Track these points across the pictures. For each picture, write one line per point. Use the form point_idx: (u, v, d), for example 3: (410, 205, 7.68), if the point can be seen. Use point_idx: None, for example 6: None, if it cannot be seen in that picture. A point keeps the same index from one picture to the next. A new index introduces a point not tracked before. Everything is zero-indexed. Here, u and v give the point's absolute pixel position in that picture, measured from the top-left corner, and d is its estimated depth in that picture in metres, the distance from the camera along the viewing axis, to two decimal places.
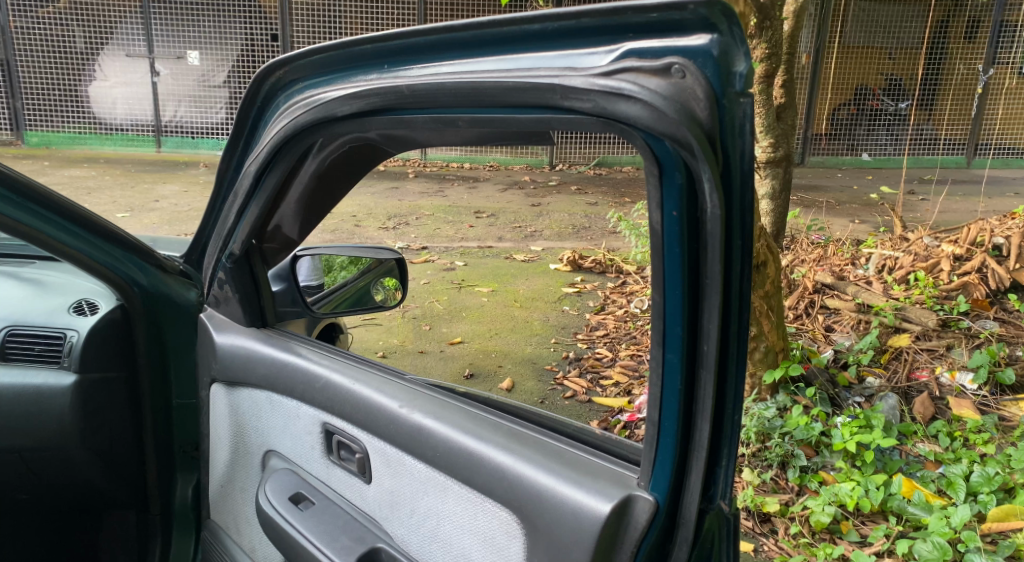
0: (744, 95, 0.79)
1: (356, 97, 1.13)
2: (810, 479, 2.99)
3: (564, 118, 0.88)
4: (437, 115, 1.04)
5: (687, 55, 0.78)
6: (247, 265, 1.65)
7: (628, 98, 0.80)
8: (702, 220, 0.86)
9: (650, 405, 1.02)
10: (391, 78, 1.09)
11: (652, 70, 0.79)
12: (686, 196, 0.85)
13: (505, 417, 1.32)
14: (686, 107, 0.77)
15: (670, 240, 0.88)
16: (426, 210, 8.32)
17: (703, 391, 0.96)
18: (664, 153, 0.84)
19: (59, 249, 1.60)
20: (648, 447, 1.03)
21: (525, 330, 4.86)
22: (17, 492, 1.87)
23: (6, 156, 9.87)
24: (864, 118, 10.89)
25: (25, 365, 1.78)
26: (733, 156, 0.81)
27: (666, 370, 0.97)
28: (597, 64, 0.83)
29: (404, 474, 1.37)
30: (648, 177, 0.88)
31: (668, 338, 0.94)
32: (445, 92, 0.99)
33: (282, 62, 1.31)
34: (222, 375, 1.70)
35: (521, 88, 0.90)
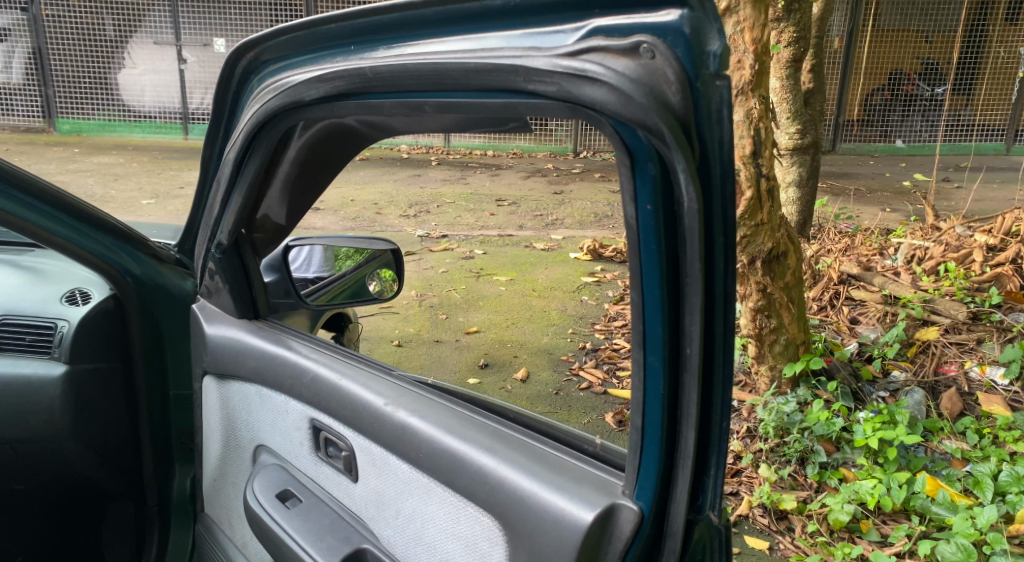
0: (720, 77, 0.72)
1: (323, 80, 1.08)
2: (830, 476, 2.92)
3: (531, 103, 0.82)
4: (404, 100, 0.98)
5: (656, 33, 0.71)
6: (236, 255, 1.61)
7: (594, 81, 0.73)
8: (680, 214, 0.79)
9: (634, 410, 0.95)
10: (357, 60, 1.03)
11: (620, 50, 0.72)
12: (661, 189, 0.78)
13: (491, 416, 1.27)
14: (658, 91, 0.70)
15: (647, 237, 0.81)
16: (447, 197, 8.28)
17: (689, 397, 0.88)
18: (636, 143, 0.77)
19: (43, 237, 1.59)
20: (631, 454, 0.97)
21: (543, 320, 4.79)
22: (13, 482, 1.82)
23: (39, 143, 10.03)
24: (898, 103, 10.61)
25: (16, 354, 1.76)
26: (711, 145, 0.74)
27: (649, 374, 0.89)
28: (563, 43, 0.76)
29: (388, 474, 1.33)
30: (620, 169, 0.81)
31: (649, 340, 0.87)
32: (409, 75, 0.93)
33: (255, 42, 1.26)
34: (213, 367, 1.67)
35: (483, 71, 0.84)
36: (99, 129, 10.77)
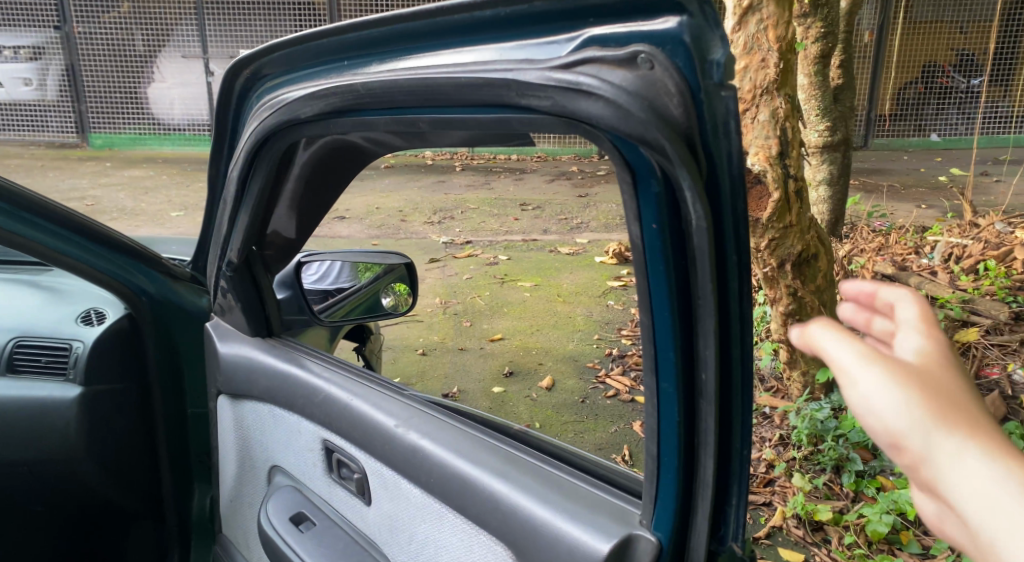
0: (725, 87, 0.68)
1: (317, 97, 1.06)
2: (867, 484, 2.82)
3: (525, 117, 0.80)
4: (398, 115, 0.96)
5: (655, 42, 0.68)
6: (248, 273, 1.59)
7: (588, 94, 0.70)
8: (687, 232, 0.75)
9: (648, 436, 0.90)
10: (350, 76, 1.01)
11: (616, 61, 0.69)
12: (667, 206, 0.74)
13: (504, 439, 1.22)
14: (657, 104, 0.67)
15: (653, 255, 0.77)
16: (472, 203, 8.27)
17: (705, 424, 0.83)
18: (637, 159, 0.73)
19: (54, 258, 1.58)
20: (648, 482, 0.91)
21: (568, 326, 4.71)
22: (32, 504, 1.81)
23: (73, 158, 10.25)
24: (932, 97, 10.34)
25: (32, 377, 1.75)
26: (719, 159, 0.70)
27: (663, 400, 0.84)
28: (558, 54, 0.73)
29: (400, 498, 1.29)
30: (622, 185, 0.77)
31: (661, 365, 0.82)
32: (402, 91, 0.90)
33: (251, 59, 1.24)
34: (227, 387, 1.66)
35: (476, 85, 0.81)
36: (130, 143, 10.95)
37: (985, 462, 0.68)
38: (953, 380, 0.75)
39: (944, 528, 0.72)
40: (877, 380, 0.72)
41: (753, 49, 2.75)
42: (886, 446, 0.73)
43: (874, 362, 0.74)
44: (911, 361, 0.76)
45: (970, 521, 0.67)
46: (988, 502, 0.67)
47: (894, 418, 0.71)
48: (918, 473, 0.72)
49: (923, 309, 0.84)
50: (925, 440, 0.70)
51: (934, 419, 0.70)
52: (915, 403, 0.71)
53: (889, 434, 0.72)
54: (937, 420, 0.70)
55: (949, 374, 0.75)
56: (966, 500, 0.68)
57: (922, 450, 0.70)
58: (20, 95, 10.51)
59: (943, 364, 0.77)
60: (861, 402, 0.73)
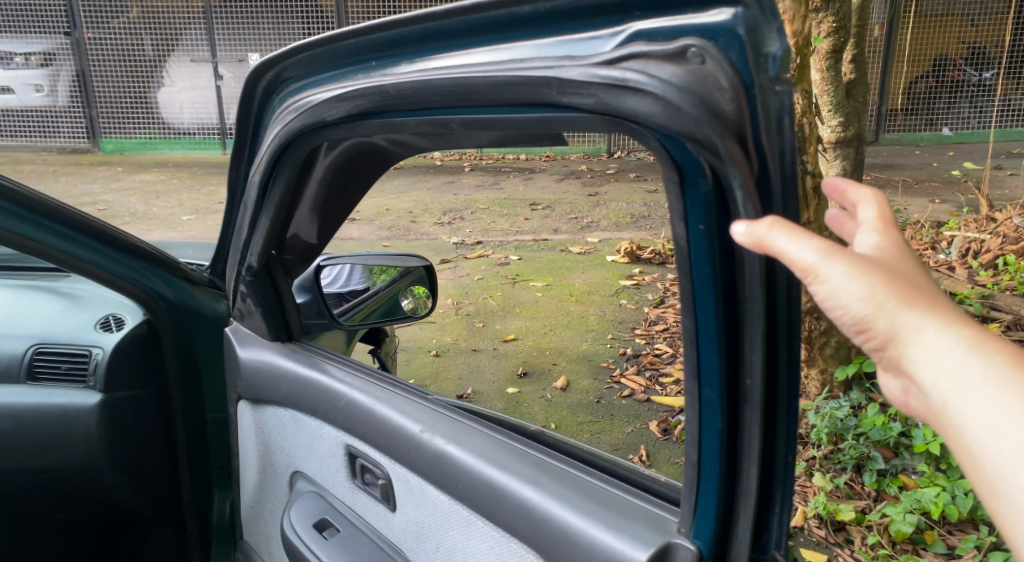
0: (780, 81, 0.67)
1: (344, 99, 1.04)
2: (889, 483, 2.79)
3: (566, 116, 0.78)
4: (428, 117, 0.94)
5: (707, 35, 0.65)
6: (268, 277, 1.58)
7: (636, 91, 0.68)
8: (736, 232, 0.73)
9: (688, 442, 0.87)
10: (378, 77, 0.99)
11: (664, 56, 0.67)
12: (715, 205, 0.72)
13: (532, 444, 1.20)
14: (708, 101, 0.66)
15: (699, 258, 0.75)
16: (481, 203, 8.24)
17: (750, 429, 0.81)
18: (685, 156, 0.71)
19: (71, 264, 1.57)
20: (687, 490, 0.89)
21: (580, 325, 4.67)
22: (54, 511, 1.81)
23: (84, 163, 10.29)
24: (943, 91, 10.27)
25: (53, 384, 1.74)
26: (770, 154, 0.69)
27: (704, 407, 0.82)
28: (601, 49, 0.71)
29: (426, 503, 1.27)
30: (666, 184, 0.75)
31: (705, 371, 0.79)
32: (433, 91, 0.89)
33: (274, 61, 1.22)
34: (247, 392, 1.64)
35: (514, 83, 0.80)
36: (140, 147, 11.00)
37: (943, 335, 0.67)
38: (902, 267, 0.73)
39: (914, 405, 0.71)
40: (838, 263, 0.67)
41: None
42: (851, 331, 0.69)
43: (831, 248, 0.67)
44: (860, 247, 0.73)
45: (933, 393, 0.66)
46: (953, 372, 0.66)
47: (857, 297, 0.67)
48: (883, 351, 0.69)
49: (884, 209, 0.83)
50: (890, 316, 0.67)
51: (893, 298, 0.67)
52: (875, 280, 0.68)
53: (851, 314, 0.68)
54: (894, 295, 0.68)
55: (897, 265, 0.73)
56: (929, 372, 0.66)
57: (885, 324, 0.67)
58: (31, 101, 10.56)
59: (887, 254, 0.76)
60: (819, 286, 0.67)
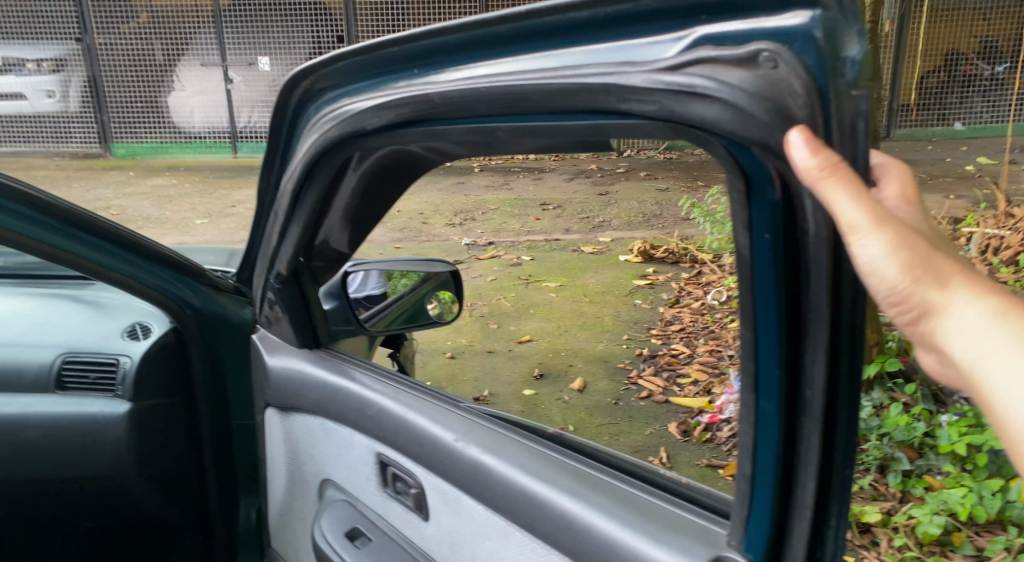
0: (857, 87, 0.66)
1: (386, 108, 1.07)
2: (915, 484, 2.75)
3: (623, 122, 0.80)
4: (475, 124, 0.98)
5: (781, 40, 0.65)
6: (296, 284, 1.56)
7: (704, 97, 0.70)
8: (801, 243, 0.73)
9: (741, 455, 0.86)
10: (421, 84, 1.03)
11: (734, 60, 0.67)
12: (783, 217, 0.73)
13: (570, 454, 1.19)
14: (781, 105, 0.65)
15: (763, 268, 0.75)
16: (492, 203, 8.23)
17: (807, 442, 0.80)
18: (752, 164, 0.72)
19: (99, 272, 1.57)
20: (738, 503, 0.87)
21: (597, 325, 4.65)
22: (83, 520, 1.80)
23: (96, 168, 10.34)
24: (956, 86, 10.18)
25: (79, 393, 1.73)
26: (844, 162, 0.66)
27: (761, 422, 0.82)
28: (663, 55, 0.72)
29: (462, 514, 1.26)
30: (732, 193, 0.76)
31: (763, 383, 0.80)
32: (483, 99, 0.93)
33: (311, 70, 1.23)
34: (276, 400, 1.64)
35: (570, 91, 0.81)
36: (151, 152, 11.04)
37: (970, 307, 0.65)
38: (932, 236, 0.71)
39: (943, 375, 0.69)
40: (877, 232, 0.64)
41: None
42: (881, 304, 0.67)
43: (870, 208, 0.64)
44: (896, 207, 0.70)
45: (961, 363, 0.65)
46: (981, 344, 0.64)
47: (890, 265, 0.65)
48: (911, 317, 0.67)
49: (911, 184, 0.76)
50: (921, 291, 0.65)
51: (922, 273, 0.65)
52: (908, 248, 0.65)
53: (878, 281, 0.66)
54: (926, 268, 0.66)
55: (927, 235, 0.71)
56: (957, 342, 0.65)
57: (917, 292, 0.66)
58: (43, 107, 10.60)
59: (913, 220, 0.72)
60: (856, 245, 0.65)
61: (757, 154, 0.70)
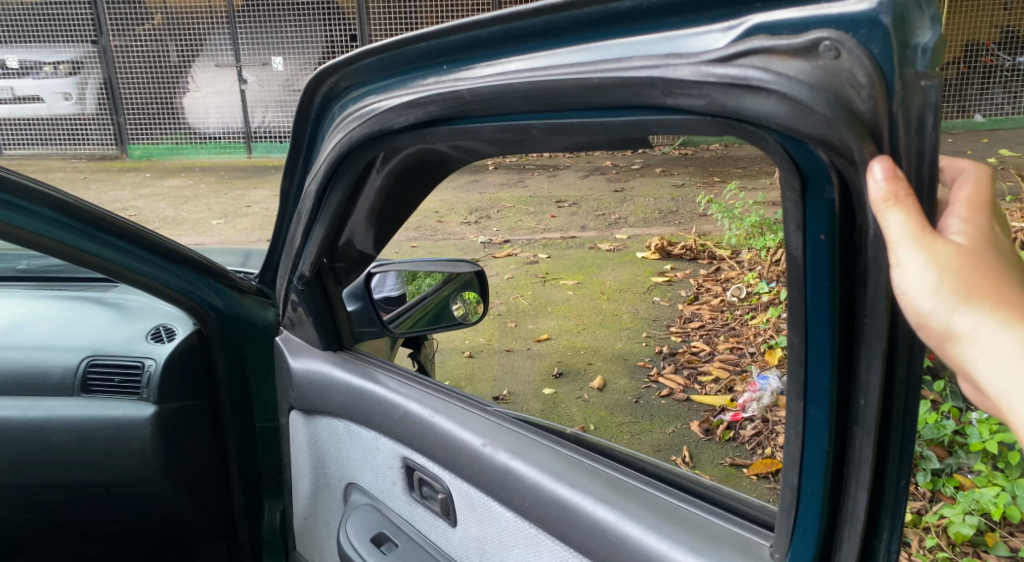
0: (927, 76, 0.64)
1: (414, 105, 1.06)
2: (945, 483, 2.66)
3: (665, 119, 0.78)
4: (506, 122, 0.97)
5: (843, 28, 0.64)
6: (320, 286, 1.55)
7: (758, 89, 0.67)
8: (860, 244, 0.71)
9: (788, 466, 0.84)
10: (452, 81, 1.02)
11: (791, 50, 0.66)
12: (840, 216, 0.71)
13: (600, 459, 1.16)
14: (841, 97, 0.64)
15: (817, 272, 0.73)
16: (507, 201, 8.20)
17: (859, 453, 0.77)
18: (808, 161, 0.69)
19: (123, 275, 1.56)
20: (783, 515, 0.86)
21: (615, 322, 4.62)
22: (107, 524, 1.81)
23: (113, 169, 10.42)
24: (976, 76, 10.00)
25: (106, 397, 1.73)
26: (909, 156, 0.65)
27: (810, 431, 0.80)
28: (712, 47, 0.71)
29: (491, 521, 1.23)
30: (785, 193, 0.74)
31: (813, 391, 0.79)
32: (516, 96, 0.91)
33: (337, 67, 1.22)
34: (300, 403, 1.63)
35: (609, 85, 0.79)
36: (167, 153, 11.12)
37: (1006, 334, 0.62)
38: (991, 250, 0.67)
39: (983, 405, 0.66)
40: (907, 252, 0.64)
41: None
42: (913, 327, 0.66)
43: (921, 236, 0.64)
44: (955, 235, 0.66)
45: (990, 392, 0.62)
46: (1016, 375, 0.61)
47: (924, 284, 0.63)
48: (943, 351, 0.65)
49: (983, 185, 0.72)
50: (950, 315, 0.63)
51: (959, 294, 0.63)
52: (955, 278, 0.63)
53: (912, 312, 0.65)
54: (975, 299, 0.63)
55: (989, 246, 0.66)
56: (988, 371, 0.62)
57: (960, 325, 0.63)
58: (61, 109, 10.70)
59: (989, 238, 0.67)
60: (895, 270, 0.65)
61: (814, 149, 0.68)
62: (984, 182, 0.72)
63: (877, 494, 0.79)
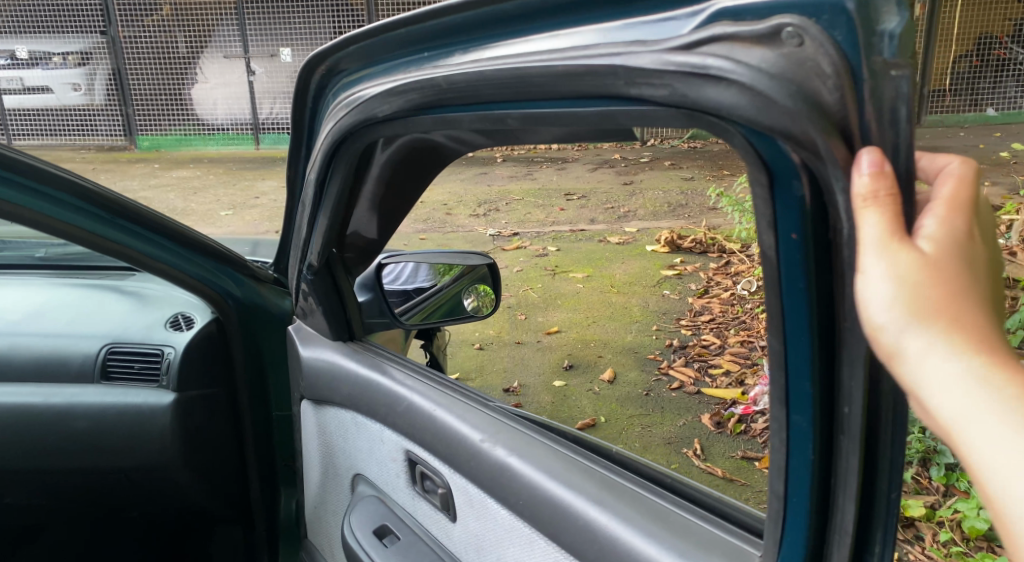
0: (895, 65, 0.61)
1: (395, 93, 1.08)
2: (958, 477, 2.66)
3: (635, 111, 0.77)
4: (484, 112, 0.97)
5: (806, 13, 0.61)
6: (329, 276, 1.56)
7: (718, 79, 0.66)
8: (836, 244, 0.68)
9: (774, 474, 0.81)
10: (430, 69, 1.03)
11: (754, 36, 0.64)
12: (814, 215, 0.68)
13: (599, 460, 1.16)
14: (806, 87, 0.61)
15: (791, 270, 0.71)
16: (516, 193, 8.18)
17: (847, 463, 0.75)
18: (776, 157, 0.67)
19: (142, 262, 1.56)
20: (771, 523, 0.84)
21: (625, 315, 4.60)
22: (128, 510, 1.84)
23: (122, 160, 10.43)
24: (989, 70, 9.92)
25: (127, 383, 1.73)
26: (886, 152, 0.62)
27: (794, 440, 0.77)
28: (678, 33, 0.70)
29: (489, 518, 1.22)
30: (754, 187, 0.71)
31: (794, 397, 0.76)
32: (490, 84, 0.92)
33: (327, 54, 1.24)
34: (310, 392, 1.63)
35: (577, 74, 0.79)
36: (176, 144, 11.12)
37: (956, 358, 0.59)
38: (965, 257, 0.63)
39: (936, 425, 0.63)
40: (871, 262, 0.62)
41: None
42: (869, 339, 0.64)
43: (891, 244, 0.61)
44: (924, 242, 0.62)
45: (937, 417, 0.60)
46: (963, 403, 0.58)
47: (882, 295, 0.61)
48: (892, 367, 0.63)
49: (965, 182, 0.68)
50: (903, 333, 0.61)
51: (917, 310, 0.60)
52: (914, 294, 0.60)
53: (868, 323, 0.63)
54: (929, 318, 0.60)
55: (961, 254, 0.63)
56: (936, 395, 0.59)
57: (910, 345, 0.60)
58: (69, 100, 10.71)
59: (962, 243, 0.63)
60: (858, 276, 0.63)
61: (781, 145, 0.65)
62: (967, 177, 0.68)
63: (870, 505, 0.76)
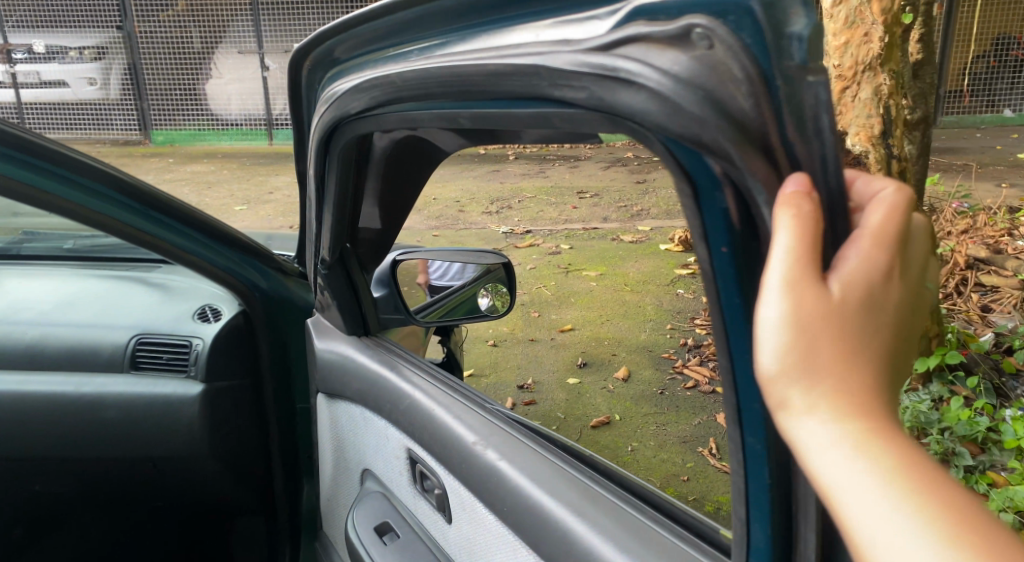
0: (809, 70, 0.62)
1: (360, 90, 1.16)
2: (979, 480, 2.51)
3: (563, 112, 0.79)
4: (439, 110, 1.03)
5: (714, 13, 0.61)
6: (343, 270, 1.60)
7: (630, 82, 0.67)
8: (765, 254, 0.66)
9: (735, 496, 0.76)
10: (386, 69, 1.10)
11: (666, 38, 0.64)
12: (739, 226, 0.66)
13: (584, 467, 1.12)
14: (718, 92, 0.61)
15: (726, 283, 0.68)
16: (528, 191, 8.19)
17: (805, 488, 0.70)
18: (698, 166, 0.66)
19: (181, 257, 1.59)
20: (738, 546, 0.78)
21: (637, 314, 4.61)
22: (153, 501, 1.85)
23: (136, 154, 10.51)
24: (1008, 70, 9.81)
25: (154, 374, 1.75)
26: (806, 158, 0.63)
27: (751, 461, 0.72)
28: (597, 32, 0.71)
29: (479, 522, 1.21)
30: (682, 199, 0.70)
31: (748, 415, 0.71)
32: (436, 83, 0.98)
33: (309, 49, 1.31)
34: (324, 385, 1.65)
35: (508, 74, 0.83)
36: (190, 138, 11.18)
37: (838, 422, 0.60)
38: (871, 307, 0.62)
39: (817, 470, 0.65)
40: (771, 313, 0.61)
41: (856, 22, 2.88)
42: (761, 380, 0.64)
43: (791, 292, 0.60)
44: (837, 285, 0.61)
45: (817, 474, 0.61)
46: (838, 467, 0.59)
47: (777, 343, 0.61)
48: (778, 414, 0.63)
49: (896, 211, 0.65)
50: (793, 388, 0.61)
51: (807, 367, 0.60)
52: (805, 348, 0.60)
53: (759, 367, 0.62)
54: (819, 376, 0.60)
55: (869, 303, 0.62)
56: (817, 456, 0.60)
57: (794, 400, 0.61)
58: (85, 94, 10.79)
59: (874, 292, 0.62)
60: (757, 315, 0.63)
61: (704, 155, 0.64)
62: (899, 207, 0.65)
63: (832, 535, 0.71)
